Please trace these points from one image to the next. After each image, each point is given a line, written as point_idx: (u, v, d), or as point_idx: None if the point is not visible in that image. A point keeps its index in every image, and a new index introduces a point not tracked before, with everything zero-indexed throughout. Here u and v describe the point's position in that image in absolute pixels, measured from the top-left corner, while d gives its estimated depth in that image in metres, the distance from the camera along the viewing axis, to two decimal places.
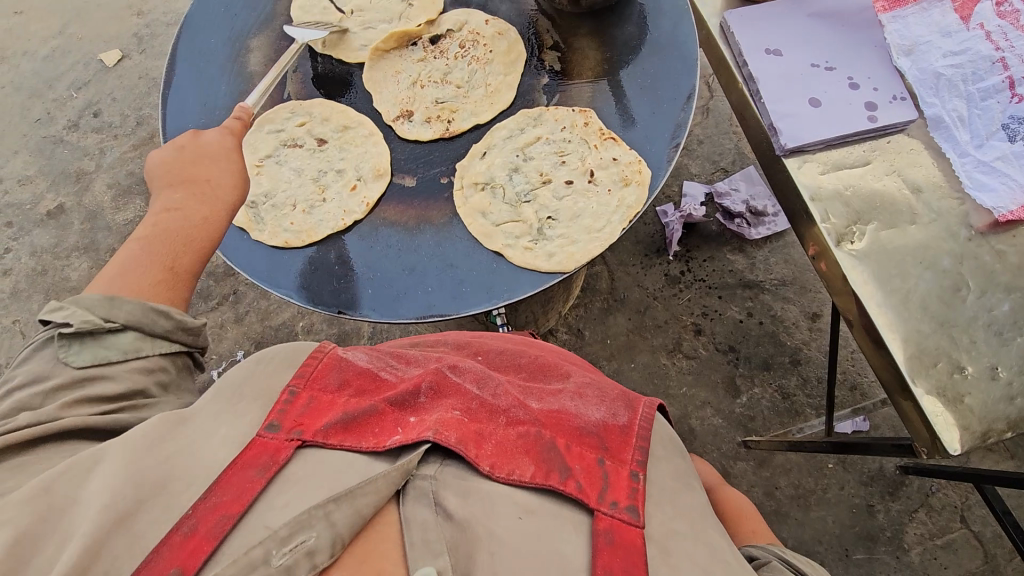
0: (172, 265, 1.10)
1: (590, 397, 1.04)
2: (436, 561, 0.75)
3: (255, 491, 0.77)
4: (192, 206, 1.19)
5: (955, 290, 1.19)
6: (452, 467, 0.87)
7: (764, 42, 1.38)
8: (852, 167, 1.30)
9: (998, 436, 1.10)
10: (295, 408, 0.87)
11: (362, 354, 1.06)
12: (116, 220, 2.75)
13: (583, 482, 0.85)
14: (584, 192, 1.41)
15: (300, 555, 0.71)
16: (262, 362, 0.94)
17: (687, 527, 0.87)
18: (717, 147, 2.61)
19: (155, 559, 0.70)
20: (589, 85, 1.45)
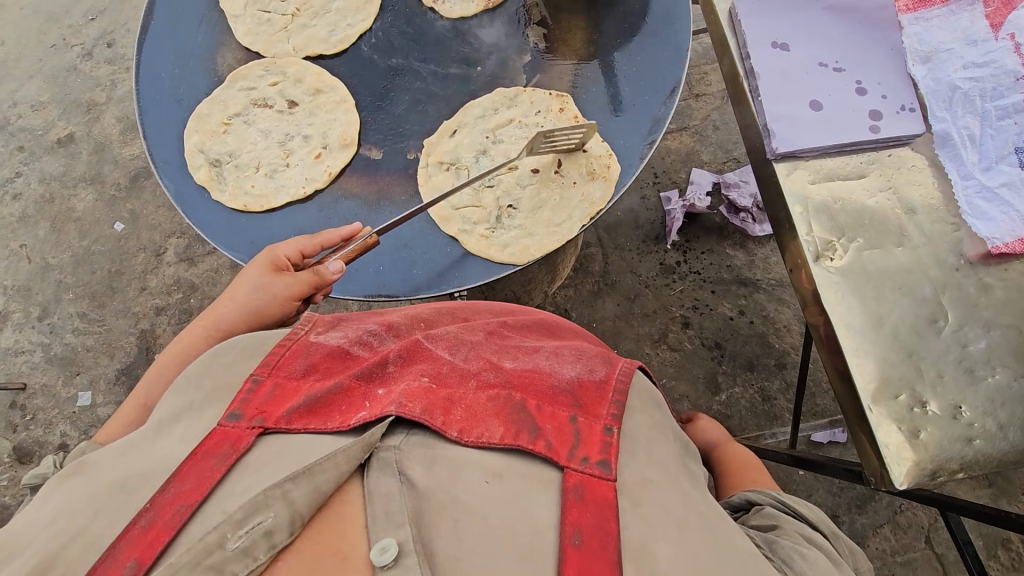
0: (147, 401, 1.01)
1: (566, 356, 0.97)
2: (398, 532, 0.66)
3: (214, 480, 0.70)
4: (194, 343, 1.08)
5: (931, 321, 1.13)
6: (418, 436, 0.78)
7: (772, 34, 1.31)
8: (844, 179, 1.23)
9: (949, 475, 1.07)
10: (259, 396, 0.81)
11: (336, 330, 0.98)
12: (122, 154, 2.79)
13: (553, 440, 0.77)
14: (548, 182, 1.35)
15: (257, 537, 0.64)
16: (222, 355, 0.89)
17: (662, 475, 0.80)
18: (732, 136, 2.50)
19: (113, 554, 0.64)
20: (573, 67, 1.38)
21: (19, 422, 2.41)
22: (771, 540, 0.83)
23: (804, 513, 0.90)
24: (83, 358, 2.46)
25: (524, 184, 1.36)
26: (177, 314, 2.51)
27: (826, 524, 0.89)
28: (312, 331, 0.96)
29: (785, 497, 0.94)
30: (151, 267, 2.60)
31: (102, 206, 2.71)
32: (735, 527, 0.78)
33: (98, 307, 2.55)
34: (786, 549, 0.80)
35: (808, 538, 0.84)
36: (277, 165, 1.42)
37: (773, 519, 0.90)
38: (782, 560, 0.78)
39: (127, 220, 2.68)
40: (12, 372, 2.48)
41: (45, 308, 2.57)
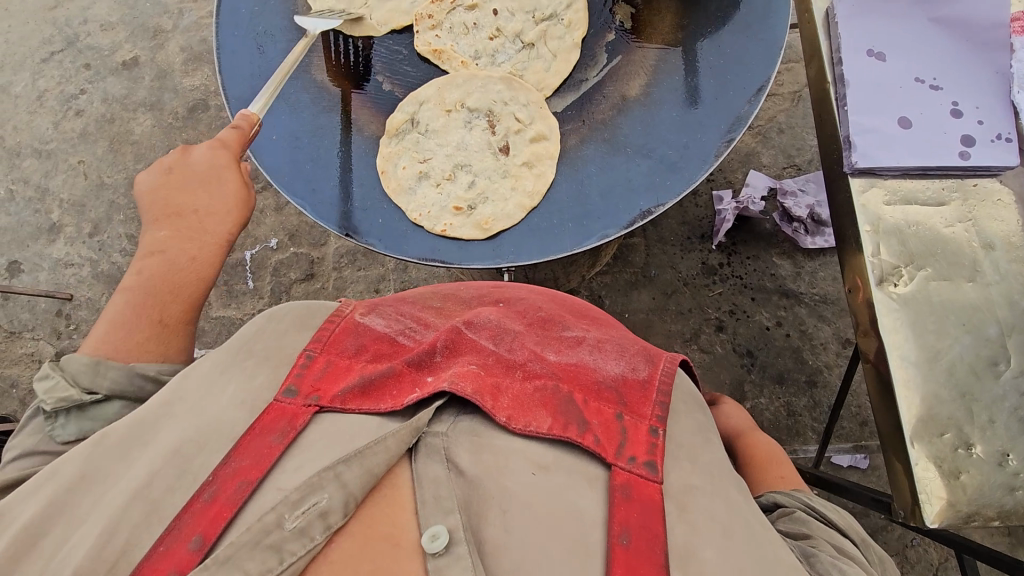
0: (161, 318, 1.04)
1: (609, 350, 0.98)
2: (446, 519, 0.68)
3: (272, 458, 0.72)
4: (185, 250, 1.11)
5: (990, 363, 1.09)
6: (466, 422, 0.79)
7: (868, 41, 1.25)
8: (922, 204, 1.18)
9: (984, 520, 1.04)
10: (312, 373, 0.83)
11: (378, 315, 1.00)
12: (183, 84, 2.82)
13: (601, 437, 0.79)
14: (606, 153, 1.28)
15: (312, 518, 0.66)
16: (274, 321, 0.91)
17: (708, 482, 0.80)
18: (797, 141, 2.41)
19: (179, 526, 0.66)
20: (657, 52, 1.33)
21: (63, 330, 2.51)
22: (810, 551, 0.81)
23: (833, 519, 0.89)
24: None
25: (573, 165, 1.30)
26: None
27: (857, 534, 0.88)
28: (356, 313, 0.99)
29: (815, 502, 0.94)
30: None
31: (159, 133, 2.76)
32: (783, 547, 0.76)
33: None
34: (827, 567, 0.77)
35: (840, 550, 0.82)
36: (439, 176, 1.39)
37: (805, 525, 0.89)
38: None
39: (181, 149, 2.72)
40: (61, 283, 2.58)
41: (97, 225, 2.65)
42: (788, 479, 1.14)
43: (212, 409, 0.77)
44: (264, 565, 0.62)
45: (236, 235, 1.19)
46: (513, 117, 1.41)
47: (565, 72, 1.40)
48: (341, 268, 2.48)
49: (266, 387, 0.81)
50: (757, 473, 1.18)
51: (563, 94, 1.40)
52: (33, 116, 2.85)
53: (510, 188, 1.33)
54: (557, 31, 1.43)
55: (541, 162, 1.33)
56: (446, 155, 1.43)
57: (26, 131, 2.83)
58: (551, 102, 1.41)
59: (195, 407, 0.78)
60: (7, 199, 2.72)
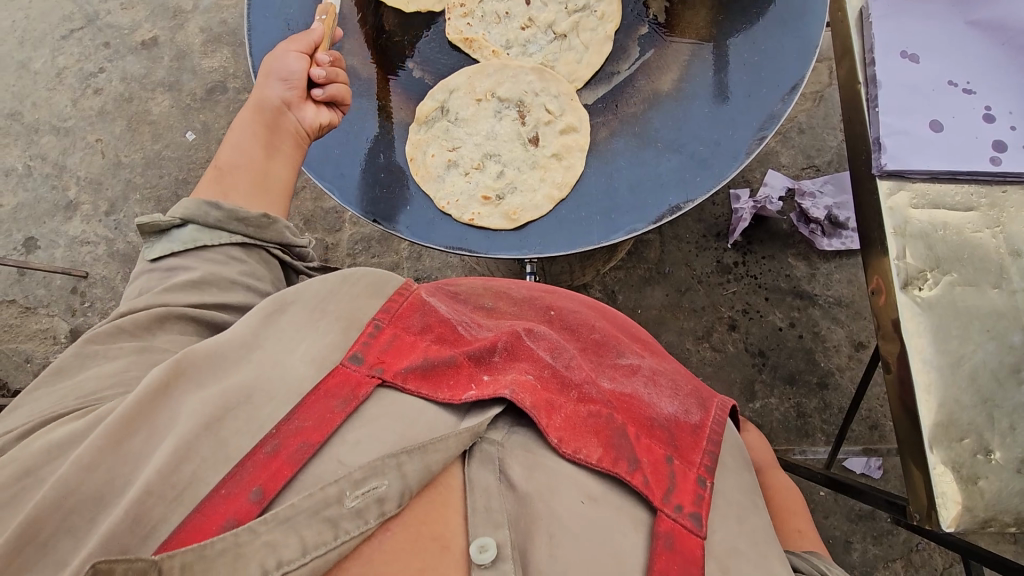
0: (217, 162, 1.10)
1: (664, 386, 0.98)
2: (496, 532, 0.69)
3: (335, 424, 0.74)
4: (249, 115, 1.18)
5: (1013, 370, 1.09)
6: (520, 435, 0.80)
7: (902, 43, 1.24)
8: (951, 208, 1.17)
9: (1000, 526, 1.04)
10: (378, 344, 0.83)
11: (438, 299, 0.98)
12: (201, 65, 2.81)
13: (650, 478, 0.79)
14: (637, 148, 1.28)
15: (369, 501, 0.67)
16: (347, 281, 0.89)
17: (750, 546, 0.80)
18: (818, 142, 2.39)
19: (241, 473, 0.69)
20: (689, 46, 1.32)
21: (77, 307, 2.53)
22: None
23: None
24: None
25: (603, 159, 1.30)
26: None
27: None
28: (423, 289, 0.97)
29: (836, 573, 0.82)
30: None
31: (176, 114, 2.76)
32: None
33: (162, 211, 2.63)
34: None
35: None
36: (467, 164, 1.39)
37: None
38: None
39: (199, 131, 2.73)
40: (76, 260, 2.60)
41: (113, 204, 2.66)
42: (806, 534, 1.01)
43: (286, 360, 0.78)
44: (320, 537, 0.64)
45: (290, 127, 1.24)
46: (543, 108, 1.40)
47: (597, 63, 1.39)
48: (354, 255, 2.48)
49: (335, 347, 0.81)
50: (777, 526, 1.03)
51: (594, 87, 1.40)
52: (51, 93, 2.86)
53: (539, 179, 1.33)
54: (590, 23, 1.42)
55: (570, 155, 1.33)
56: (476, 144, 1.42)
57: (45, 107, 2.84)
58: (581, 93, 1.40)
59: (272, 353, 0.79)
60: (25, 175, 2.74)
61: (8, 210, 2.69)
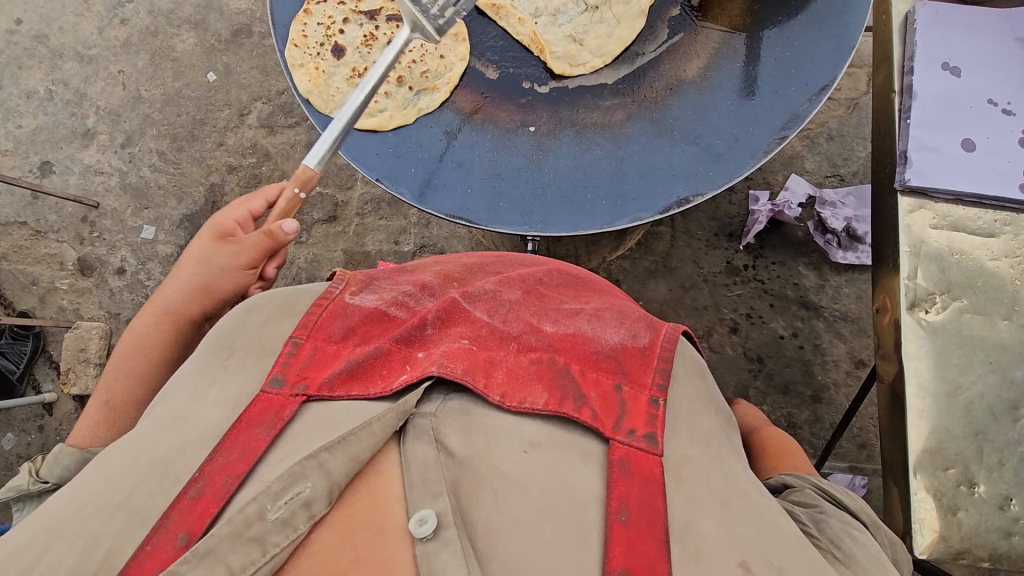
0: (107, 399, 1.05)
1: (609, 319, 0.97)
2: (435, 503, 0.68)
3: (260, 450, 0.73)
4: (144, 321, 1.11)
5: (1010, 406, 1.06)
6: (455, 402, 0.80)
7: (944, 54, 1.19)
8: (971, 232, 1.13)
9: (974, 560, 1.03)
10: (299, 361, 0.84)
11: (370, 291, 0.99)
12: (229, 6, 2.77)
13: (598, 410, 0.80)
14: (657, 129, 1.24)
15: (296, 508, 0.67)
16: (253, 311, 0.94)
17: (704, 454, 0.82)
18: (846, 150, 2.32)
19: (165, 525, 0.67)
20: (721, 35, 1.27)
21: (86, 237, 2.55)
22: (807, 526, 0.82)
23: (844, 500, 0.87)
24: (154, 196, 2.57)
25: (615, 140, 1.25)
26: (247, 177, 2.57)
27: (867, 513, 0.86)
28: (346, 291, 0.98)
29: (827, 484, 0.92)
30: (233, 125, 2.63)
31: (200, 53, 2.73)
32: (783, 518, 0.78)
33: (176, 150, 2.62)
34: (836, 530, 0.79)
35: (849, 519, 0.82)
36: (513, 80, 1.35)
37: (811, 495, 0.90)
38: (830, 540, 0.79)
39: (220, 72, 2.70)
40: (89, 189, 2.60)
41: (129, 137, 2.66)
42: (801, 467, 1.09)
43: (197, 411, 0.80)
44: (247, 558, 0.63)
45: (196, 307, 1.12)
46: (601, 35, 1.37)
47: (626, 41, 1.33)
48: (364, 215, 2.46)
49: (249, 381, 0.82)
50: (770, 462, 1.12)
51: (617, 66, 1.33)
52: (78, 19, 2.83)
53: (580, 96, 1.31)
54: None
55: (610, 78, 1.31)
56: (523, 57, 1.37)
57: (70, 33, 2.82)
58: (603, 72, 1.33)
59: (183, 412, 0.81)
60: (45, 99, 2.73)
61: (27, 132, 2.70)
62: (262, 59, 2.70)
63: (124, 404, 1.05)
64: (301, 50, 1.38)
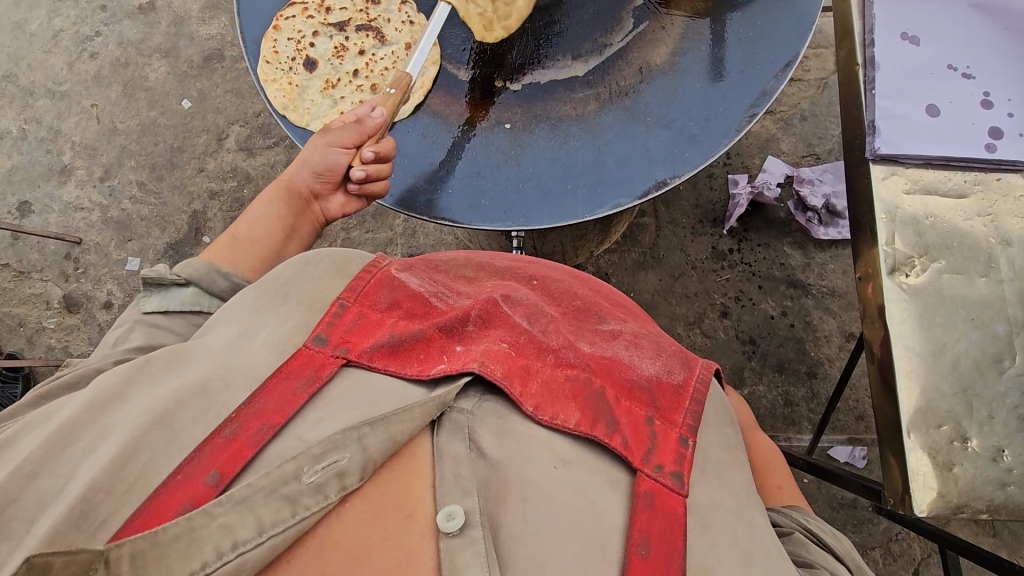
0: (235, 232, 1.18)
1: (645, 349, 1.00)
2: (464, 501, 0.70)
3: (296, 406, 0.74)
4: (269, 196, 1.25)
5: (995, 360, 1.08)
6: (492, 403, 0.81)
7: (902, 25, 1.22)
8: (943, 195, 1.16)
9: (973, 513, 1.05)
10: (343, 323, 0.85)
11: (413, 273, 1.00)
12: (199, 32, 2.78)
13: (629, 439, 0.81)
14: (628, 119, 1.26)
15: (330, 475, 0.67)
16: (309, 265, 0.92)
17: (731, 502, 0.82)
18: (819, 130, 2.37)
19: (199, 458, 0.69)
20: (682, 20, 1.30)
21: (71, 273, 2.53)
22: (801, 553, 0.85)
23: (830, 545, 0.87)
24: (137, 226, 2.56)
25: (590, 131, 1.27)
26: (229, 201, 2.57)
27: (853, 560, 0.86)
28: (393, 266, 0.98)
29: (812, 524, 0.91)
30: (211, 150, 2.63)
31: (173, 81, 2.73)
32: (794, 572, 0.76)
33: (156, 179, 2.61)
34: None
35: None
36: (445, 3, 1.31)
37: (803, 549, 0.86)
38: None
39: (195, 99, 2.70)
40: (70, 226, 2.59)
41: (107, 169, 2.65)
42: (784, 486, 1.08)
43: (245, 350, 0.79)
44: (278, 514, 0.64)
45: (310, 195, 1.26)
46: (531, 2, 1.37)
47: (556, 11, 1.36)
48: (349, 229, 2.46)
49: (295, 331, 0.82)
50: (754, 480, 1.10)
51: (586, 58, 1.34)
52: (47, 56, 2.83)
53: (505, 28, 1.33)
54: None
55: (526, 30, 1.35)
56: None
57: (40, 70, 2.81)
58: (572, 66, 1.34)
59: (232, 346, 0.80)
60: (20, 138, 2.72)
61: (3, 173, 2.68)
62: (236, 82, 2.71)
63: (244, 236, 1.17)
64: (273, 65, 1.39)
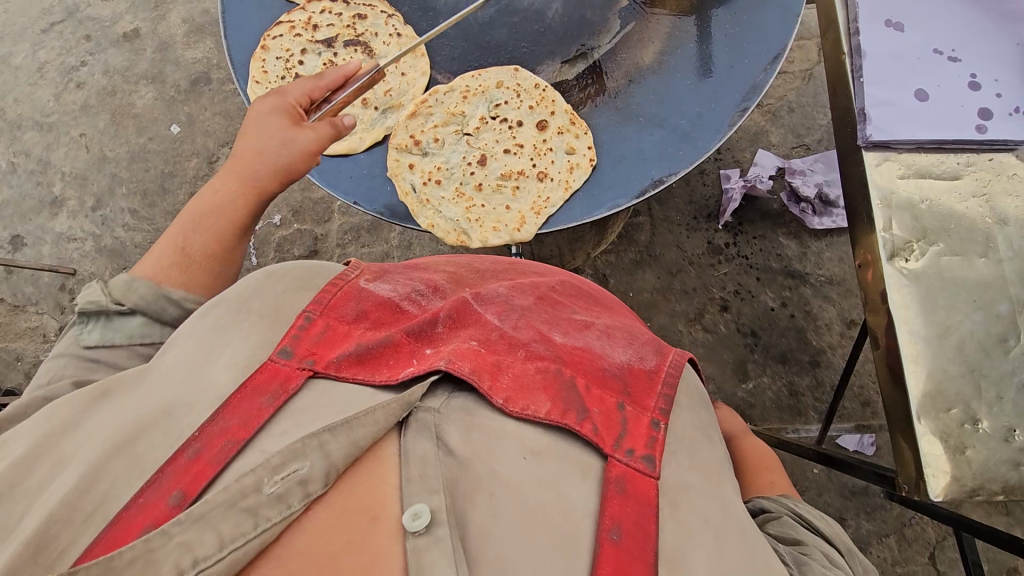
0: (184, 246, 1.02)
1: (618, 338, 1.02)
2: (430, 500, 0.68)
3: (260, 419, 0.73)
4: (223, 192, 1.07)
5: (1000, 339, 1.09)
6: (459, 400, 0.80)
7: (886, 12, 1.23)
8: (938, 178, 1.17)
9: (989, 495, 1.04)
10: (309, 335, 0.83)
11: (384, 281, 1.00)
12: (184, 56, 2.78)
13: (599, 426, 0.80)
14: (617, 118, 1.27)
15: (291, 485, 0.66)
16: (271, 281, 0.91)
17: (703, 481, 0.82)
18: (807, 120, 2.39)
19: (160, 481, 0.68)
20: (669, 19, 1.31)
21: (66, 305, 2.51)
22: (789, 534, 0.88)
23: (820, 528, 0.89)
24: (132, 254, 2.54)
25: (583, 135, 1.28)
26: None
27: (842, 543, 0.88)
28: (361, 278, 0.98)
29: (802, 508, 0.93)
30: (203, 173, 2.63)
31: (161, 106, 2.72)
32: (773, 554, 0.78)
33: (149, 206, 2.60)
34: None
35: (830, 560, 0.82)
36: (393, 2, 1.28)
37: (792, 528, 0.89)
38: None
39: (184, 123, 2.70)
40: (64, 257, 2.57)
41: (99, 199, 2.63)
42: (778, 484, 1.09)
43: (206, 371, 0.78)
44: (238, 529, 0.63)
45: (272, 185, 1.11)
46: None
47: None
48: (345, 245, 2.46)
49: (258, 347, 0.81)
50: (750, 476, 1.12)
51: (574, 62, 1.35)
52: (34, 88, 2.82)
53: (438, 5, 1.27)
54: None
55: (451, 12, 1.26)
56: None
57: (27, 103, 2.80)
58: (561, 70, 1.36)
59: (194, 367, 0.80)
60: (9, 172, 2.71)
61: None
62: (225, 104, 2.71)
63: (205, 254, 1.03)
64: (263, 85, 1.39)
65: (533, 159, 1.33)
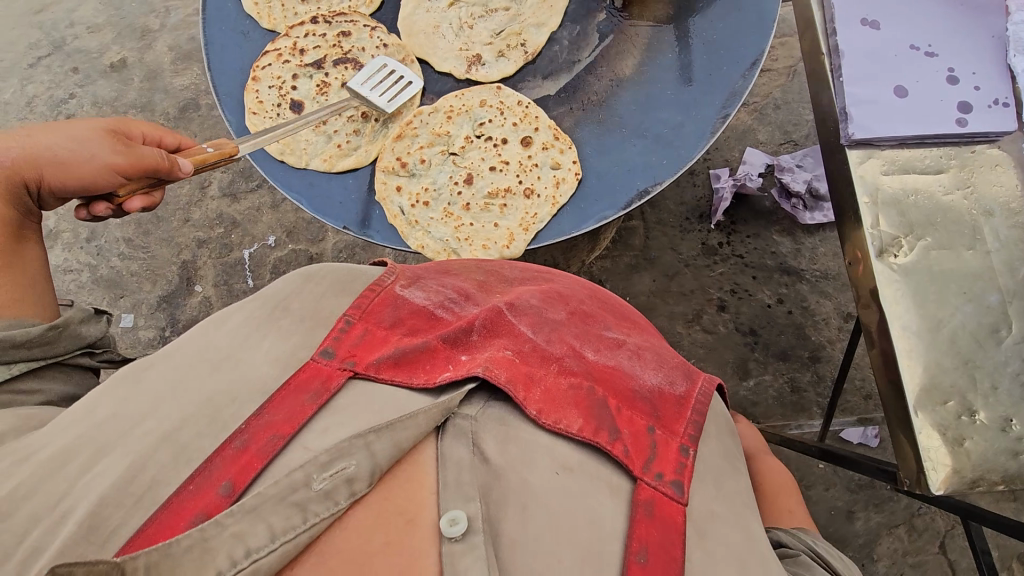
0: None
1: (648, 359, 0.98)
2: (467, 506, 0.70)
3: (305, 417, 0.74)
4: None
5: (992, 330, 1.09)
6: (495, 409, 0.81)
7: (861, 11, 1.25)
8: (921, 172, 1.18)
9: (990, 486, 1.04)
10: (349, 339, 0.84)
11: (419, 287, 0.97)
12: (172, 84, 2.80)
13: (630, 447, 0.80)
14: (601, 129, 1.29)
15: (339, 481, 0.67)
16: (309, 280, 0.91)
17: (727, 510, 0.82)
18: (793, 116, 2.40)
19: (209, 470, 0.69)
20: (648, 29, 1.32)
21: None
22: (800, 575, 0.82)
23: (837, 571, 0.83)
24: (128, 283, 2.54)
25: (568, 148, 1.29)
26: (218, 248, 2.57)
27: None
28: (398, 282, 0.97)
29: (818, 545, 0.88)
30: (196, 200, 2.64)
31: None
32: None
33: (143, 234, 2.61)
34: None
35: None
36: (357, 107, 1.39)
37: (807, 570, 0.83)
38: None
39: None
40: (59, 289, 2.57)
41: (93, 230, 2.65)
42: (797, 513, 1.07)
43: (246, 362, 0.79)
44: (288, 522, 0.64)
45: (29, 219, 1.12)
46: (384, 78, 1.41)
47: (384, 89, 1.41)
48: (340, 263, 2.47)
49: (300, 345, 0.82)
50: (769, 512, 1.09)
51: (555, 78, 1.37)
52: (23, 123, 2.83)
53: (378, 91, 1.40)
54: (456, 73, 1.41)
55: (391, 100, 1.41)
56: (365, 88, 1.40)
57: None
58: (544, 85, 1.38)
59: (231, 352, 0.80)
60: None
61: None
62: (214, 129, 2.71)
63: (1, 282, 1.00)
64: (259, 116, 1.40)
65: (518, 174, 1.33)
